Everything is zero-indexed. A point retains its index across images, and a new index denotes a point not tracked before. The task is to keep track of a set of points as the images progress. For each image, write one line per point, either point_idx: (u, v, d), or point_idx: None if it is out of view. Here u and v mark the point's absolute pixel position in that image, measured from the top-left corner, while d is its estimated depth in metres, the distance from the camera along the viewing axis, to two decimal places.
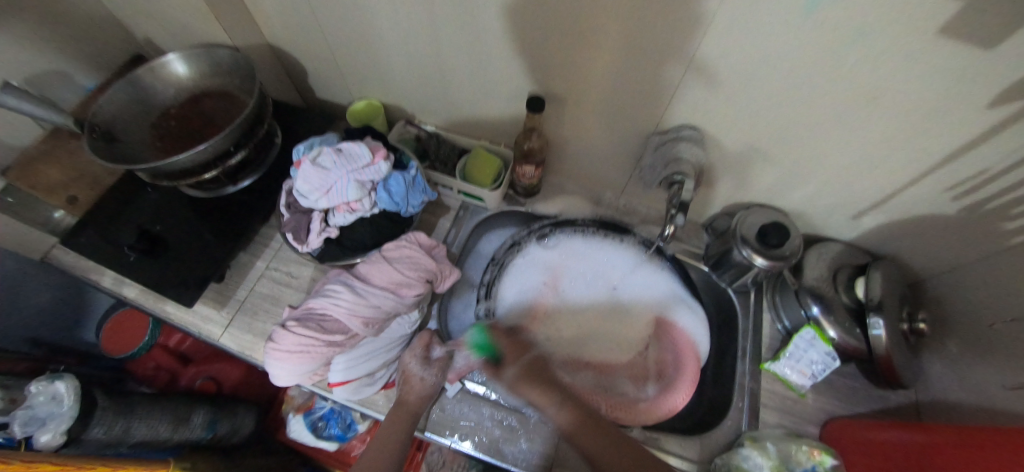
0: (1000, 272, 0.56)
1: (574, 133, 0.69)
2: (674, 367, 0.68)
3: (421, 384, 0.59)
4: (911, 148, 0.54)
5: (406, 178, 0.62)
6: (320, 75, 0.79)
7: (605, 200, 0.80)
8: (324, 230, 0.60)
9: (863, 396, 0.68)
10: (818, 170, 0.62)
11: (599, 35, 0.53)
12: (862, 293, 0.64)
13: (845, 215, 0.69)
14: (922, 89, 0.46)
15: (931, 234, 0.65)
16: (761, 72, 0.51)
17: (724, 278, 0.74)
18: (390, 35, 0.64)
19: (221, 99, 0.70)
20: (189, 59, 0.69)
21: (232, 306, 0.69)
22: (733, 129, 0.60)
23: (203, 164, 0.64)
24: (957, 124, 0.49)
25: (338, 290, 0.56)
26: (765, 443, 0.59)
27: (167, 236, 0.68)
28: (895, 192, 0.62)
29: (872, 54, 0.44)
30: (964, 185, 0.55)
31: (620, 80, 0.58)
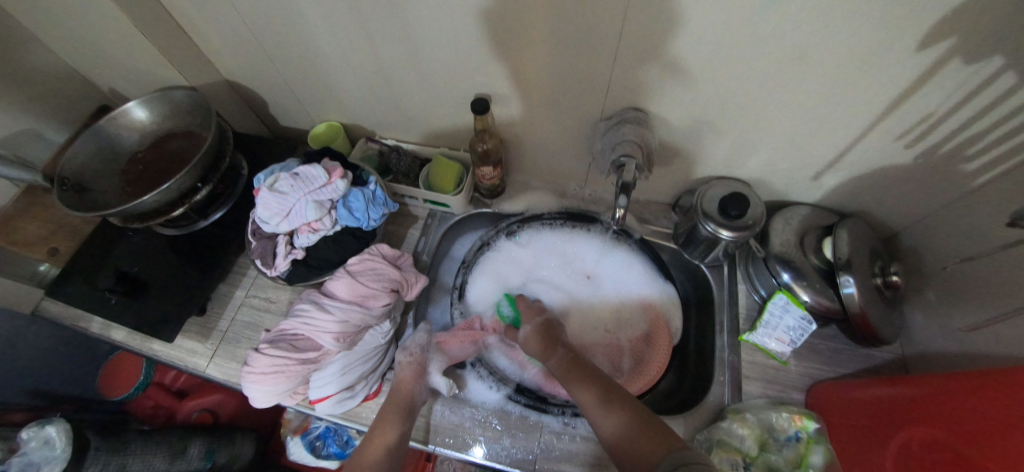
0: (969, 215, 0.56)
1: (529, 128, 0.70)
2: (648, 343, 0.71)
3: (406, 369, 0.61)
4: (854, 102, 0.54)
5: (365, 193, 0.63)
6: (279, 104, 0.81)
7: (570, 191, 0.80)
8: (290, 252, 0.61)
9: (847, 356, 0.67)
10: (769, 136, 0.63)
11: (529, 30, 0.54)
12: (831, 254, 0.63)
13: (807, 177, 0.69)
14: (849, 42, 0.47)
15: (893, 185, 0.64)
16: (692, 45, 0.51)
17: (696, 255, 0.74)
18: (334, 58, 0.65)
19: (184, 138, 0.72)
20: (149, 105, 0.71)
21: (215, 337, 0.70)
22: (679, 105, 0.61)
23: (169, 203, 0.66)
24: (892, 72, 0.49)
25: (306, 309, 0.58)
26: (746, 413, 0.60)
27: (145, 276, 0.70)
28: (849, 148, 0.62)
29: (791, 14, 0.45)
30: (913, 131, 0.55)
31: (559, 72, 0.59)
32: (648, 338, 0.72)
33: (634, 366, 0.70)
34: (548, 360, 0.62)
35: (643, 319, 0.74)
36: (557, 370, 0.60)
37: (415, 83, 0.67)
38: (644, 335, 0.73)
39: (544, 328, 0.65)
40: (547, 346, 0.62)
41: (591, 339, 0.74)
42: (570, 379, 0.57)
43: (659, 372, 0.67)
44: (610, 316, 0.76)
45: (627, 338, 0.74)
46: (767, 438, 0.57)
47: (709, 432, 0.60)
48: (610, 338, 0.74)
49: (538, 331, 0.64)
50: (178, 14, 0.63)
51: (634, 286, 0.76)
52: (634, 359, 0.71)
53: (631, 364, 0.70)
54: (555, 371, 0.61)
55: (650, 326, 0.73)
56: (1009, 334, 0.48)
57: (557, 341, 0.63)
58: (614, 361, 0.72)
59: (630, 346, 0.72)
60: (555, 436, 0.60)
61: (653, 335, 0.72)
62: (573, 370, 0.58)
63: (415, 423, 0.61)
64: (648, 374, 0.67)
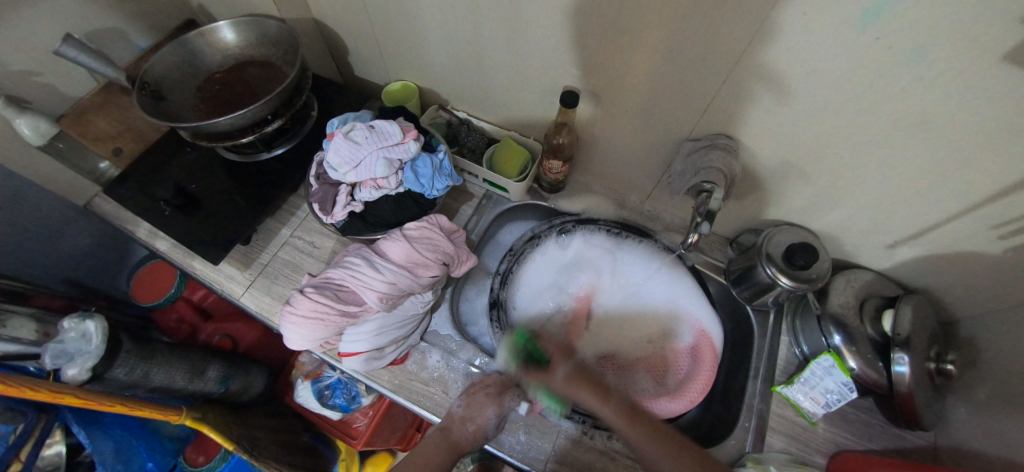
0: None
1: (607, 131, 0.68)
2: (691, 357, 0.69)
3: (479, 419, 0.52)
4: (959, 179, 0.52)
5: (434, 161, 0.62)
6: (361, 53, 0.80)
7: (629, 203, 0.78)
8: (349, 204, 0.62)
9: (878, 432, 0.65)
10: (855, 193, 0.60)
11: (640, 33, 0.52)
12: (889, 327, 0.61)
13: (880, 243, 0.67)
14: (980, 118, 0.44)
15: (972, 273, 0.61)
16: (807, 85, 0.49)
17: (744, 295, 0.72)
18: (431, 20, 0.64)
19: (265, 68, 0.72)
20: (238, 27, 0.71)
21: (255, 268, 0.71)
22: (771, 142, 0.58)
23: (241, 128, 0.66)
24: (1011, 159, 0.46)
25: (357, 263, 0.58)
26: (768, 465, 0.58)
27: (201, 195, 0.70)
28: (937, 225, 0.59)
29: (926, 76, 0.43)
30: (1012, 225, 0.52)
31: (658, 81, 0.57)
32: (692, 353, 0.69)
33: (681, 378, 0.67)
34: (600, 405, 0.51)
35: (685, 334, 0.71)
36: (611, 417, 0.51)
37: (504, 62, 0.65)
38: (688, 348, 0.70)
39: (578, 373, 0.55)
40: (596, 390, 0.53)
41: (640, 349, 0.74)
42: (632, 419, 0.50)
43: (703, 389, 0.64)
44: (655, 329, 0.74)
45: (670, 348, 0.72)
46: None
47: None
48: (653, 351, 0.73)
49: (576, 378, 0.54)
50: None
51: (680, 302, 0.72)
52: (680, 370, 0.69)
53: (675, 381, 0.68)
54: (608, 420, 0.51)
55: (693, 338, 0.70)
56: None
57: (603, 385, 0.53)
58: (658, 376, 0.70)
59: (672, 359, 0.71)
60: (571, 443, 0.59)
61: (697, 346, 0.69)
62: (635, 423, 0.50)
63: (432, 396, 0.61)
64: (691, 393, 0.64)
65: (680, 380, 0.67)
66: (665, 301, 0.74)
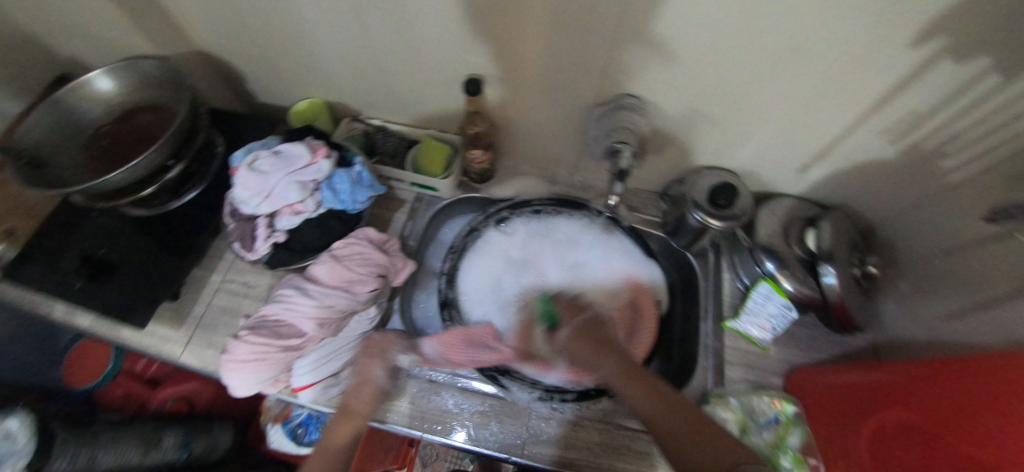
0: (937, 212, 0.58)
1: (522, 112, 0.68)
2: (635, 310, 0.70)
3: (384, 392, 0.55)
4: (844, 95, 0.55)
5: (351, 174, 0.60)
6: (259, 79, 0.76)
7: (559, 178, 0.80)
8: (271, 235, 0.59)
9: (823, 343, 0.70)
10: (760, 127, 0.63)
11: (524, 8, 0.51)
12: (814, 245, 0.65)
13: (791, 168, 0.71)
14: (848, 33, 0.47)
15: (876, 179, 0.66)
16: (691, 33, 0.50)
17: (682, 243, 0.75)
18: (317, 30, 0.62)
19: (156, 112, 0.67)
20: (115, 74, 0.66)
21: (190, 324, 0.67)
22: (673, 93, 0.60)
23: (138, 180, 0.61)
24: (883, 66, 0.50)
25: (290, 295, 0.56)
26: (730, 398, 0.62)
27: (113, 258, 0.65)
28: (836, 141, 0.63)
29: (791, 4, 0.45)
30: (898, 127, 0.57)
31: (555, 51, 0.57)
32: (633, 307, 0.71)
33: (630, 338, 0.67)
34: (596, 365, 0.52)
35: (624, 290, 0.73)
36: (609, 376, 0.50)
37: (404, 61, 0.64)
38: (628, 303, 0.71)
39: (585, 329, 0.58)
40: (591, 350, 0.54)
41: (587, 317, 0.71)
42: (628, 383, 0.48)
43: (648, 348, 0.65)
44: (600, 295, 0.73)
45: (613, 309, 0.71)
46: (748, 421, 0.59)
47: None
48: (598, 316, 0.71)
49: (579, 334, 0.57)
50: None
51: (616, 261, 0.75)
52: (626, 329, 0.68)
53: (626, 336, 0.67)
54: (607, 379, 0.51)
55: (633, 293, 0.72)
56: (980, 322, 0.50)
57: (603, 342, 0.55)
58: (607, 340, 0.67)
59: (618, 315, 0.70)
60: (543, 421, 0.61)
61: (637, 301, 0.71)
62: (631, 380, 0.48)
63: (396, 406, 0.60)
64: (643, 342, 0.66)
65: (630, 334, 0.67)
66: (604, 265, 0.75)
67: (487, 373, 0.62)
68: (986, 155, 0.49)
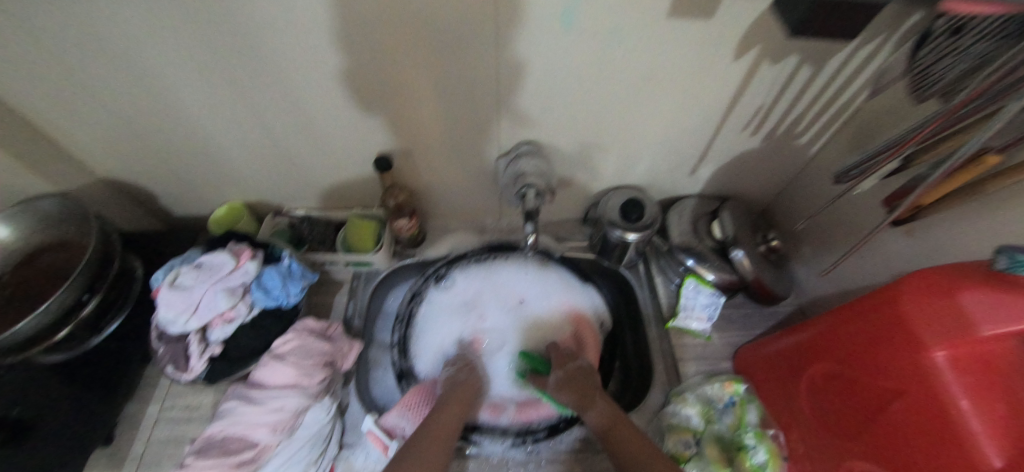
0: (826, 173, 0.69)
1: (436, 175, 0.73)
2: (579, 340, 0.73)
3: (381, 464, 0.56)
4: (702, 107, 0.65)
5: (280, 270, 0.61)
6: (173, 194, 0.77)
7: (488, 226, 0.85)
8: (206, 349, 0.58)
9: (758, 319, 0.76)
10: (647, 146, 0.72)
11: (416, 86, 0.58)
12: (720, 233, 0.73)
13: (684, 173, 0.79)
14: (684, 59, 0.57)
15: (754, 166, 0.77)
16: (563, 81, 0.59)
17: (612, 259, 0.79)
18: (225, 139, 0.65)
19: (61, 250, 0.65)
20: (12, 220, 0.64)
21: (129, 465, 0.62)
22: (564, 132, 0.67)
23: (50, 324, 0.58)
24: (721, 79, 0.60)
25: (235, 407, 0.54)
26: (687, 393, 0.65)
27: (29, 414, 0.60)
28: (710, 143, 0.72)
29: (631, 45, 0.54)
30: (752, 121, 0.67)
31: (452, 116, 0.63)
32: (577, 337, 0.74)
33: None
34: (585, 412, 0.56)
35: (566, 322, 0.76)
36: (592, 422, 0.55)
37: (316, 152, 0.68)
38: (572, 335, 0.74)
39: (575, 377, 0.60)
40: (583, 396, 0.57)
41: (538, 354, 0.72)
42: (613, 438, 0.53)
43: None
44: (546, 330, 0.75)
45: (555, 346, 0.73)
46: (709, 410, 0.63)
47: (660, 419, 0.64)
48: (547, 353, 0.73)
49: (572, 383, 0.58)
50: (40, 121, 0.60)
51: (555, 295, 0.78)
52: None
53: None
54: (592, 424, 0.56)
55: (573, 325, 0.75)
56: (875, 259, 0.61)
57: (594, 389, 0.58)
58: None
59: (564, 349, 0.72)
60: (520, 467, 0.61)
61: (579, 331, 0.75)
62: (618, 431, 0.54)
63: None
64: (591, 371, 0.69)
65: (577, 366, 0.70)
66: (544, 300, 0.78)
67: (457, 434, 0.62)
68: (839, 116, 0.64)
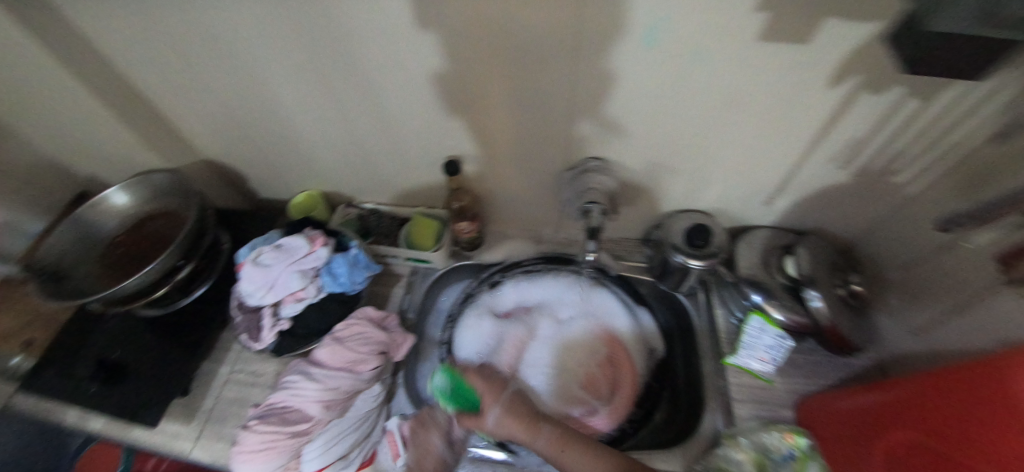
0: (907, 222, 0.62)
1: (498, 182, 0.74)
2: (613, 364, 0.73)
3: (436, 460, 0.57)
4: (786, 134, 0.61)
5: (348, 258, 0.65)
6: (260, 178, 0.84)
7: (545, 236, 0.84)
8: (276, 323, 0.62)
9: (828, 367, 0.69)
10: (719, 170, 0.68)
11: (490, 95, 0.59)
12: (794, 271, 0.68)
13: (759, 202, 0.74)
14: (772, 84, 0.54)
15: (840, 200, 0.70)
16: (636, 98, 0.58)
17: (671, 285, 0.77)
18: (311, 133, 0.70)
19: (166, 220, 0.74)
20: (130, 189, 0.73)
21: (200, 417, 0.68)
22: (632, 151, 0.66)
23: (151, 283, 0.66)
24: (812, 106, 0.56)
25: (296, 380, 0.58)
26: (740, 437, 0.60)
27: (127, 360, 0.68)
28: (792, 173, 0.67)
29: (715, 66, 0.52)
30: (843, 153, 0.62)
31: (521, 126, 0.64)
32: (611, 361, 0.74)
33: (612, 392, 0.70)
34: (532, 440, 0.54)
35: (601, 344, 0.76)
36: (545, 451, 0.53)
37: (388, 150, 0.71)
38: (606, 358, 0.74)
39: (512, 405, 0.57)
40: (527, 423, 0.55)
41: (575, 370, 0.73)
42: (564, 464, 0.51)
43: (629, 402, 0.69)
44: (584, 349, 0.75)
45: (593, 365, 0.74)
46: (763, 459, 0.57)
47: (708, 460, 0.60)
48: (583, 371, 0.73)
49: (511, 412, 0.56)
50: (162, 104, 0.68)
51: (597, 315, 0.78)
52: (608, 385, 0.71)
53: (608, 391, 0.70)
54: (543, 453, 0.53)
55: (609, 349, 0.75)
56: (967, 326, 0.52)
57: (536, 415, 0.56)
58: (592, 394, 0.70)
59: (596, 371, 0.72)
60: None
61: (614, 356, 0.74)
62: (567, 447, 0.52)
63: None
64: (625, 395, 0.69)
65: (609, 389, 0.70)
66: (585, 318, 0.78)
67: (495, 438, 0.63)
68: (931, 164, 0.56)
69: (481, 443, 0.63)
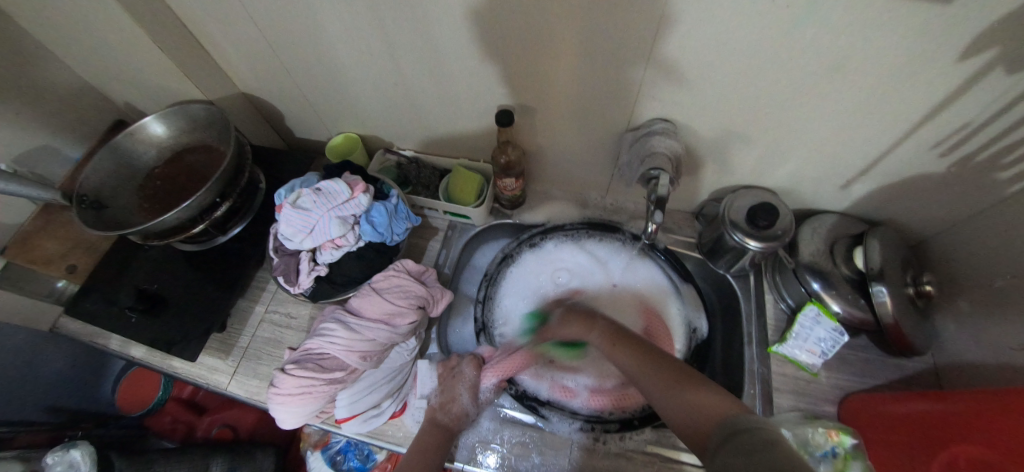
0: (1008, 225, 0.55)
1: (550, 139, 0.69)
2: (651, 337, 0.71)
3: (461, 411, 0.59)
4: (887, 112, 0.53)
5: (388, 207, 0.62)
6: (295, 114, 0.80)
7: (591, 200, 0.80)
8: (313, 269, 0.61)
9: (879, 367, 0.66)
10: (798, 146, 0.62)
11: (557, 41, 0.53)
12: (862, 263, 0.62)
13: (833, 185, 0.68)
14: (893, 51, 0.45)
15: (925, 193, 0.63)
16: (723, 56, 0.50)
17: (721, 265, 0.73)
18: (354, 71, 0.65)
19: (204, 154, 0.71)
20: (166, 119, 0.70)
21: (237, 353, 0.69)
22: (705, 116, 0.60)
23: (190, 218, 0.64)
24: (931, 82, 0.48)
25: (333, 328, 0.56)
26: (780, 429, 0.57)
27: (166, 293, 0.68)
28: (881, 157, 0.60)
29: (828, 24, 0.44)
30: (949, 141, 0.54)
31: (585, 79, 0.57)
32: (649, 334, 0.72)
33: None
34: (589, 333, 0.59)
35: (639, 317, 0.74)
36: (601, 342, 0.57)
37: (434, 95, 0.66)
38: (643, 331, 0.72)
39: (570, 314, 0.65)
40: (583, 323, 0.61)
41: None
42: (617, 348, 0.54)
43: None
44: (622, 320, 0.74)
45: None
46: (802, 452, 0.53)
47: None
48: None
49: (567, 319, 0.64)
50: (196, 28, 0.64)
51: (636, 288, 0.76)
52: None
53: None
54: (597, 345, 0.58)
55: (647, 322, 0.73)
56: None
57: (591, 316, 0.62)
58: None
59: None
60: (585, 452, 0.59)
61: (652, 330, 0.72)
62: (618, 342, 0.55)
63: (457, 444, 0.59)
64: None
65: None
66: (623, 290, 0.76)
67: (526, 403, 0.63)
68: None
69: (510, 404, 0.63)
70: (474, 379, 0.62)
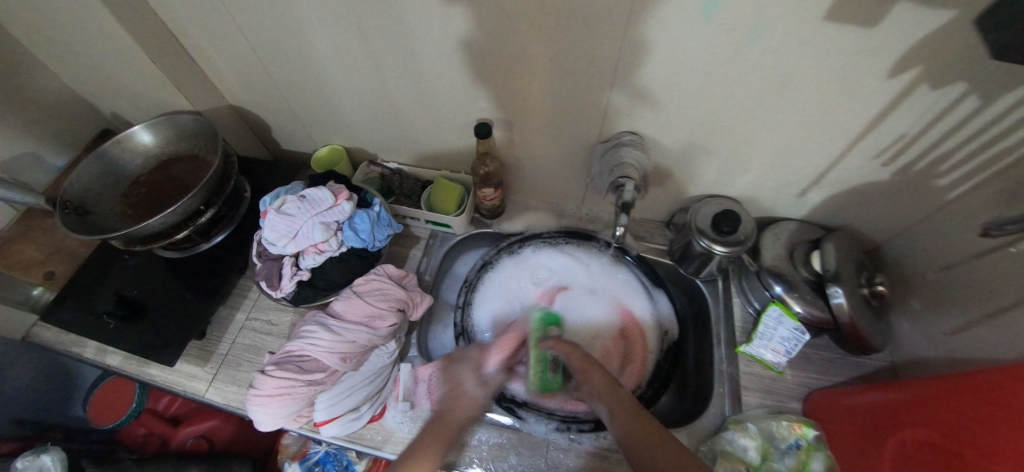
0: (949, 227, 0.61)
1: (527, 151, 0.73)
2: (625, 337, 0.74)
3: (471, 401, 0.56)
4: (832, 125, 0.58)
5: (371, 215, 0.65)
6: (282, 126, 0.83)
7: (568, 210, 0.83)
8: (296, 274, 0.62)
9: (840, 366, 0.69)
10: (756, 156, 0.66)
11: (530, 60, 0.57)
12: (819, 266, 0.66)
13: (791, 194, 0.73)
14: (829, 69, 0.51)
15: (874, 200, 0.68)
16: (680, 74, 0.55)
17: (691, 271, 0.77)
18: (340, 85, 0.68)
19: (189, 163, 0.73)
20: (155, 128, 0.72)
21: (216, 360, 0.69)
22: (669, 128, 0.64)
23: (174, 225, 0.65)
24: (866, 97, 0.53)
25: (314, 331, 0.57)
26: (748, 423, 0.61)
27: (146, 300, 0.69)
28: (830, 167, 0.65)
29: (771, 45, 0.49)
30: (889, 151, 0.60)
31: (558, 94, 0.61)
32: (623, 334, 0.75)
33: (623, 366, 0.72)
34: (606, 391, 0.56)
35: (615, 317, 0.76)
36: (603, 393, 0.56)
37: (417, 108, 0.70)
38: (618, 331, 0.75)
39: (589, 366, 0.60)
40: (608, 380, 0.57)
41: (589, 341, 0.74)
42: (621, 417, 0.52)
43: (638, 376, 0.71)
44: (599, 321, 0.76)
45: (607, 338, 0.75)
46: (768, 447, 0.58)
47: (712, 443, 0.61)
48: (597, 342, 0.74)
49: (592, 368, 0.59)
50: (187, 42, 0.66)
51: (613, 289, 0.78)
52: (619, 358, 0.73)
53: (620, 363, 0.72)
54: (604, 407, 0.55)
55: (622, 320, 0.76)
56: (991, 339, 0.51)
57: (609, 379, 0.58)
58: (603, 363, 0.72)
59: (610, 344, 0.74)
60: (562, 453, 0.60)
61: (626, 329, 0.75)
62: (631, 412, 0.53)
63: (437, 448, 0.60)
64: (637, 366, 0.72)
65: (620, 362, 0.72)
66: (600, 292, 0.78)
67: (504, 404, 0.65)
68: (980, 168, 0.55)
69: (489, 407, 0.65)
70: (478, 363, 0.60)
